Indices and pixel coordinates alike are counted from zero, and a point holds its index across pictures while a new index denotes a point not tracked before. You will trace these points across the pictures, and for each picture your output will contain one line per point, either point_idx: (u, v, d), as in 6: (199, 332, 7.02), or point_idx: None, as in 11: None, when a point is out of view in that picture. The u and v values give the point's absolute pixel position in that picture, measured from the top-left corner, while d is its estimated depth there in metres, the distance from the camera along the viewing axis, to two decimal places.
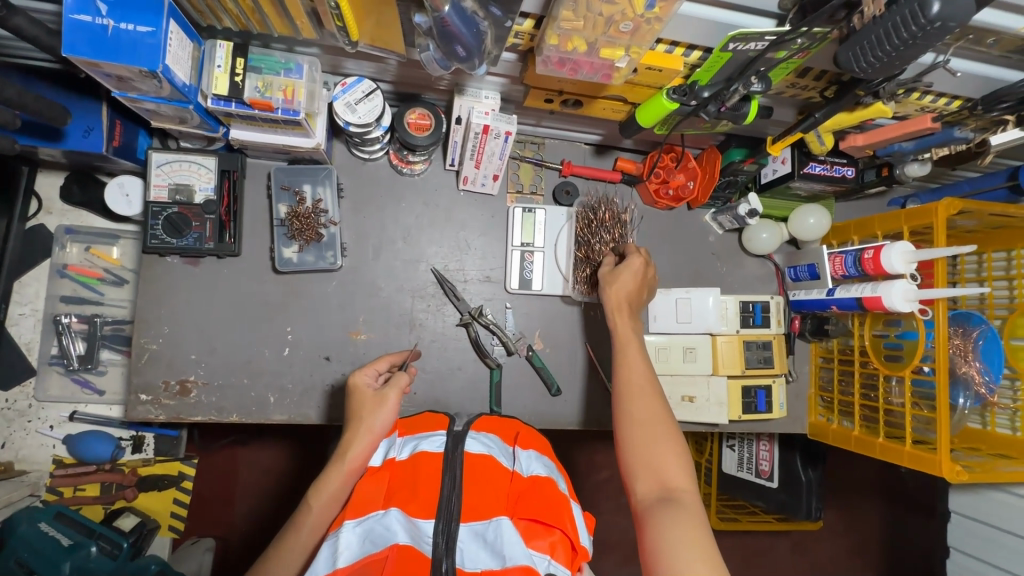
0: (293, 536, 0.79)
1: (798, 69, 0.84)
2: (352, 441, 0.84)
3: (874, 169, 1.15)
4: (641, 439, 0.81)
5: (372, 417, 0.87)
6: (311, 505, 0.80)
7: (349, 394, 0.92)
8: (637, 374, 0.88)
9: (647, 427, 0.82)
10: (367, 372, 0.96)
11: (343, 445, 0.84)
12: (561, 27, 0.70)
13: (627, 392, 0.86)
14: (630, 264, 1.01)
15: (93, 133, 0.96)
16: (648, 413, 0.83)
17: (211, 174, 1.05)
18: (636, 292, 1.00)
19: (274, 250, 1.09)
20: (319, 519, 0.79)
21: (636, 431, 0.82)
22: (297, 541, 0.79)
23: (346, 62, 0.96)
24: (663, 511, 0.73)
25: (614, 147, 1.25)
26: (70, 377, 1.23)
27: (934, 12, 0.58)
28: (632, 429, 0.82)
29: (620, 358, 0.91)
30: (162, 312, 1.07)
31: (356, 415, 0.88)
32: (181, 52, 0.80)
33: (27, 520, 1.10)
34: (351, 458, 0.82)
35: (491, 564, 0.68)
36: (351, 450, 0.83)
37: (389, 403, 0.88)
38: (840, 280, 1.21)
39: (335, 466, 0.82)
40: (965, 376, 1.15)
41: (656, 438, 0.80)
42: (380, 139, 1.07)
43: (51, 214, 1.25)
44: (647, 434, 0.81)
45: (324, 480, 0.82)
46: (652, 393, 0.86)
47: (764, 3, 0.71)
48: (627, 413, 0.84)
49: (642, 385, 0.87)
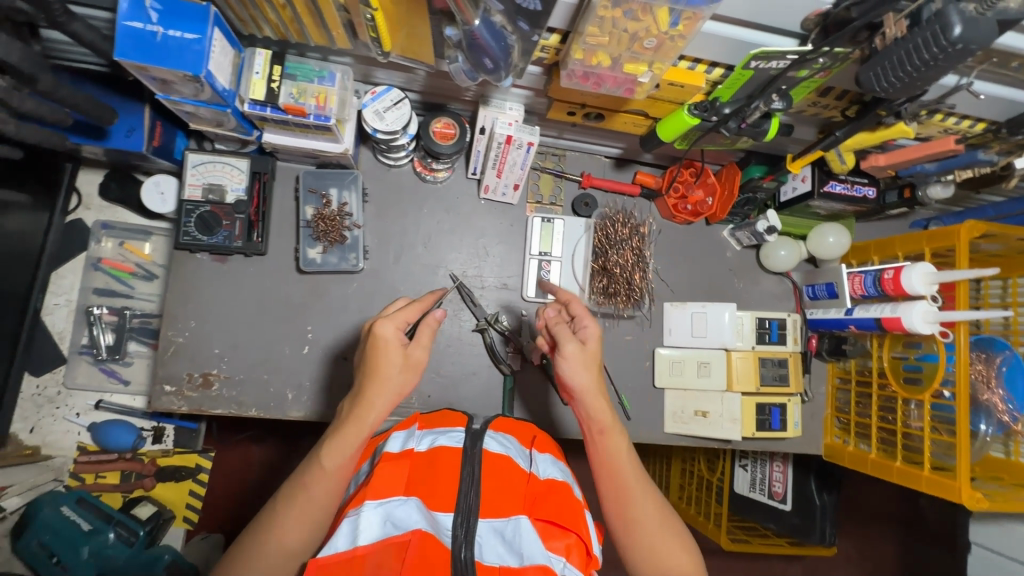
0: (304, 497, 0.76)
1: (820, 88, 0.85)
2: (373, 401, 0.78)
3: (895, 190, 1.14)
4: (654, 547, 0.79)
5: (399, 376, 0.79)
6: (325, 465, 0.76)
7: (372, 343, 0.80)
8: (630, 475, 0.82)
9: (653, 534, 0.80)
10: (395, 318, 0.81)
11: (362, 405, 0.78)
12: (586, 42, 0.72)
13: (627, 499, 0.81)
14: (591, 331, 0.87)
15: (135, 133, 1.01)
16: (655, 521, 0.80)
17: (243, 175, 1.09)
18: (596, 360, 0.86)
19: (299, 250, 1.12)
20: (332, 481, 0.76)
21: (644, 542, 0.79)
22: (307, 503, 0.76)
23: (377, 72, 1.00)
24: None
25: (634, 161, 1.27)
26: (98, 367, 1.28)
27: (956, 34, 0.59)
28: (639, 541, 0.80)
29: (605, 460, 0.84)
30: (190, 306, 1.10)
31: (378, 371, 0.79)
32: (223, 59, 0.84)
33: (50, 504, 1.15)
34: (372, 421, 0.78)
35: (508, 560, 0.70)
36: (373, 409, 0.78)
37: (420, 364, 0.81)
38: (859, 301, 1.20)
39: (354, 426, 0.77)
40: (987, 403, 1.13)
41: (666, 547, 0.79)
42: (406, 147, 1.10)
43: (89, 209, 1.30)
44: (654, 544, 0.79)
45: (340, 438, 0.77)
46: (651, 497, 0.82)
47: (786, 23, 0.72)
48: (631, 522, 0.81)
49: (639, 489, 0.82)
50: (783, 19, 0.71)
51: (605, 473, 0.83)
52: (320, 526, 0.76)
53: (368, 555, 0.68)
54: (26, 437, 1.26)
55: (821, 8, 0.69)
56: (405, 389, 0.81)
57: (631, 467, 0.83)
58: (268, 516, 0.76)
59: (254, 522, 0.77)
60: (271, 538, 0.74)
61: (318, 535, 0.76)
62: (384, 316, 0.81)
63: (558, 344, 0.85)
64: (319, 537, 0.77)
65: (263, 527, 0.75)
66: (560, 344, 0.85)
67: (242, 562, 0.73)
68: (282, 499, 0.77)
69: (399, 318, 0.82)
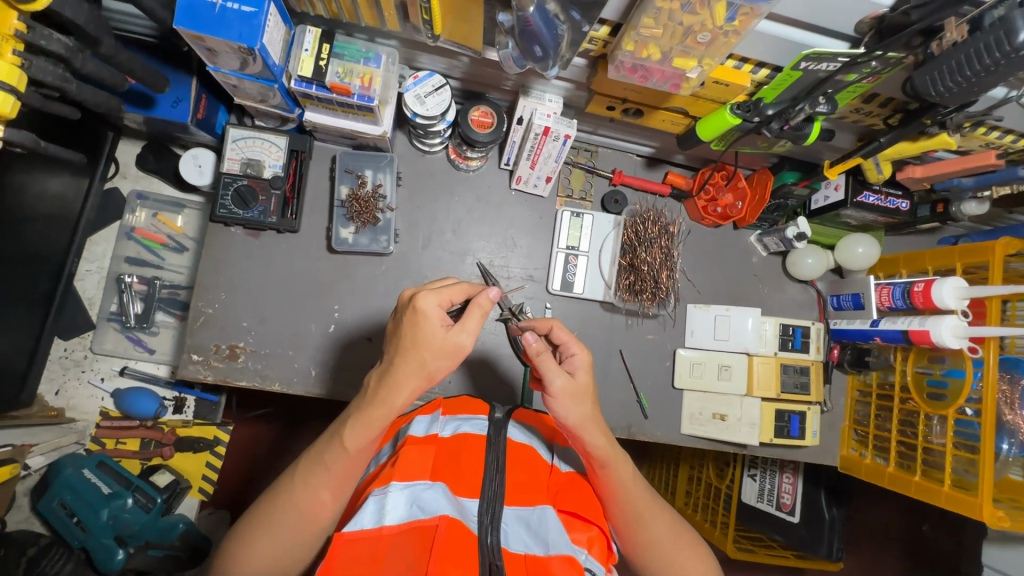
0: (322, 471, 0.75)
1: (865, 94, 0.85)
2: (402, 384, 0.73)
3: (928, 205, 1.14)
4: (670, 557, 0.84)
5: (434, 359, 0.73)
6: (344, 444, 0.74)
7: (411, 318, 0.73)
8: (638, 494, 0.84)
9: (667, 547, 0.84)
10: (439, 296, 0.74)
11: (388, 387, 0.73)
12: (639, 34, 0.73)
13: (636, 516, 0.84)
14: (579, 359, 0.82)
15: (181, 104, 1.04)
16: (665, 534, 0.84)
17: (281, 153, 1.10)
18: (587, 393, 0.81)
19: (331, 229, 1.13)
20: (353, 459, 0.75)
21: (654, 551, 0.84)
22: (323, 476, 0.75)
23: (421, 56, 1.01)
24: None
25: (666, 161, 1.27)
26: (125, 334, 1.32)
27: (1020, 40, 0.61)
28: (651, 551, 0.84)
29: (612, 489, 0.83)
30: (221, 279, 1.12)
31: (412, 350, 0.73)
32: (276, 34, 0.86)
33: (73, 465, 1.20)
34: (398, 405, 0.73)
35: (533, 549, 0.71)
36: (400, 392, 0.73)
37: (464, 351, 0.74)
38: (885, 313, 1.19)
39: (378, 409, 0.73)
40: (1009, 423, 1.09)
41: (683, 557, 0.84)
42: (442, 133, 1.11)
43: (126, 178, 1.35)
44: (669, 556, 0.84)
45: (362, 420, 0.74)
46: (662, 514, 0.85)
47: (840, 25, 0.72)
48: (642, 536, 0.84)
49: (646, 506, 0.84)
50: (838, 20, 0.71)
51: (611, 498, 0.84)
52: (336, 501, 0.76)
53: (392, 536, 0.67)
54: (51, 398, 1.29)
55: (878, 11, 0.69)
56: (437, 375, 0.74)
57: (636, 487, 0.84)
58: (286, 484, 0.77)
59: (272, 486, 0.78)
60: (286, 506, 0.75)
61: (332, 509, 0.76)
62: (427, 290, 0.74)
63: (548, 381, 0.79)
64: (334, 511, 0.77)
65: (279, 496, 0.76)
66: (549, 379, 0.79)
67: (258, 525, 0.75)
68: (300, 471, 0.76)
69: (444, 295, 0.75)
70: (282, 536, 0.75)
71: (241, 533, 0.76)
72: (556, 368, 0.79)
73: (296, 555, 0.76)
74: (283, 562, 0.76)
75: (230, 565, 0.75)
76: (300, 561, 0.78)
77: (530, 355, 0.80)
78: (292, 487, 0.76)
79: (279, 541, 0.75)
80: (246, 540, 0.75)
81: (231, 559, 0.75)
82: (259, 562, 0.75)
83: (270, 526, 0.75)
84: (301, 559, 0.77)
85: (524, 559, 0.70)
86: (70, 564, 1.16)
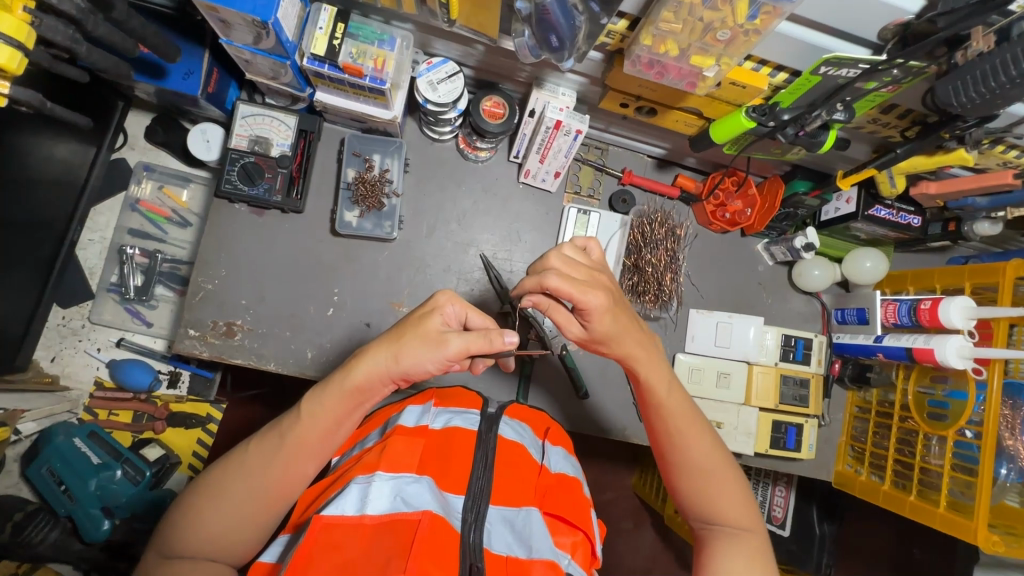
0: (277, 439, 0.75)
1: (883, 104, 0.84)
2: (368, 360, 0.73)
3: (939, 223, 1.13)
4: (702, 479, 0.83)
5: (411, 343, 0.72)
6: (302, 412, 0.75)
7: (422, 305, 0.76)
8: (683, 414, 0.84)
9: (701, 470, 0.83)
10: (454, 304, 0.76)
11: (355, 361, 0.74)
12: (658, 28, 0.72)
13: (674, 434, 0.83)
14: (592, 308, 0.72)
15: (193, 76, 1.04)
16: (707, 458, 0.83)
17: (289, 132, 1.10)
18: (609, 329, 0.75)
19: (336, 212, 1.12)
20: (307, 430, 0.75)
21: (692, 473, 0.83)
22: (277, 445, 0.75)
23: (435, 42, 1.00)
24: (731, 542, 0.80)
25: (676, 164, 1.26)
26: (124, 306, 1.32)
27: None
28: (692, 475, 0.83)
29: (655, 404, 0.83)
30: (222, 255, 1.11)
31: (397, 331, 0.74)
32: (291, 9, 0.86)
33: (64, 433, 1.20)
34: (356, 378, 0.74)
35: (516, 551, 0.69)
36: (363, 366, 0.74)
37: (443, 347, 0.71)
38: (889, 329, 1.17)
39: (338, 380, 0.74)
40: (1009, 449, 1.07)
41: (716, 482, 0.83)
42: (453, 121, 1.10)
43: (133, 150, 1.35)
44: (702, 477, 0.83)
45: (322, 388, 0.75)
46: (702, 438, 0.84)
47: (862, 30, 0.71)
48: (683, 458, 0.84)
49: (687, 427, 0.83)
50: (860, 26, 0.70)
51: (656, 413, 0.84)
52: (286, 478, 0.75)
53: (373, 527, 0.66)
54: (46, 365, 1.29)
55: (903, 17, 0.67)
56: (406, 365, 0.72)
57: (681, 408, 0.84)
58: (241, 453, 0.76)
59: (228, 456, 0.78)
60: (238, 473, 0.74)
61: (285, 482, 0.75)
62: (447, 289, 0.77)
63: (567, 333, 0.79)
64: (287, 485, 0.76)
65: (233, 464, 0.75)
66: (566, 330, 0.78)
67: (209, 493, 0.74)
68: (258, 439, 0.77)
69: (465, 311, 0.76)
70: (231, 505, 0.73)
71: (189, 502, 0.74)
72: (563, 318, 0.77)
73: (243, 530, 0.74)
74: (225, 538, 0.73)
75: (175, 536, 0.73)
76: (242, 542, 0.75)
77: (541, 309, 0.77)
78: (246, 454, 0.76)
79: (226, 511, 0.73)
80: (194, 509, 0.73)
81: (174, 530, 0.73)
82: (204, 533, 0.72)
83: (220, 494, 0.73)
84: (247, 537, 0.75)
85: (506, 560, 0.68)
86: (56, 531, 1.15)
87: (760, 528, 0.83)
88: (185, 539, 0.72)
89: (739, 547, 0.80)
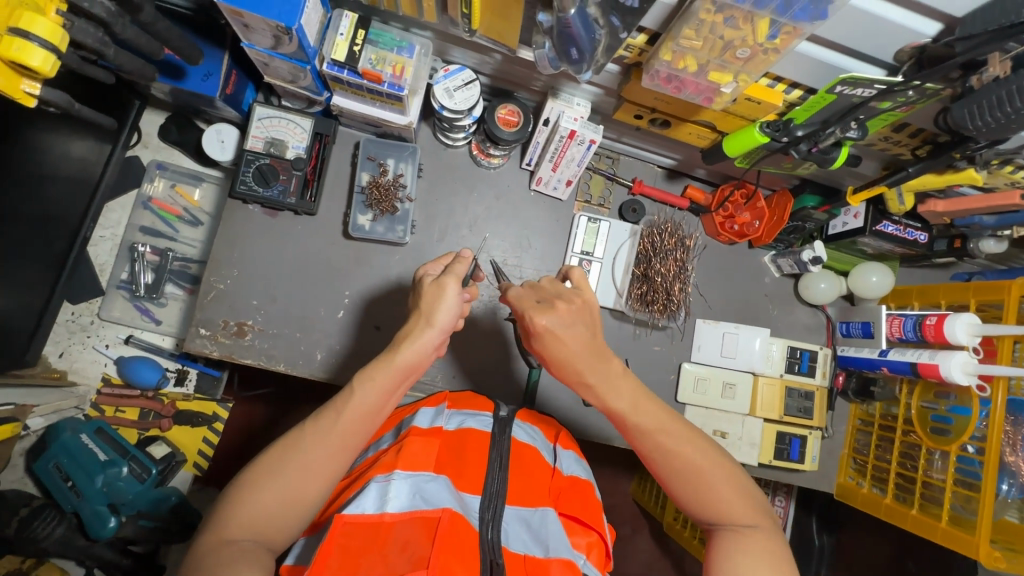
0: (331, 419, 0.73)
1: (896, 123, 0.85)
2: (415, 333, 0.75)
3: (945, 239, 1.13)
4: (697, 479, 0.77)
5: (437, 308, 0.75)
6: (354, 390, 0.74)
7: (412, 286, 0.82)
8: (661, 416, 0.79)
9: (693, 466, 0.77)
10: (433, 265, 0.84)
11: (404, 338, 0.75)
12: (678, 44, 0.73)
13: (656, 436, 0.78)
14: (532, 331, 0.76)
15: (211, 78, 1.05)
16: (701, 455, 0.78)
17: (305, 134, 1.11)
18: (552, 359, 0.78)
19: (349, 215, 1.13)
20: (359, 409, 0.74)
21: (684, 475, 0.78)
22: (331, 425, 0.73)
23: (453, 50, 1.02)
24: (735, 541, 0.73)
25: (686, 174, 1.28)
26: (133, 303, 1.33)
27: None
28: (684, 475, 0.78)
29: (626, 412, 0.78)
30: (234, 255, 1.12)
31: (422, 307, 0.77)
32: (313, 16, 0.87)
33: (71, 429, 1.20)
34: (401, 353, 0.74)
35: (533, 550, 0.70)
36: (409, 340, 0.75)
37: (451, 293, 0.75)
38: (894, 344, 1.18)
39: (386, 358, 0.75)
40: (1010, 465, 1.07)
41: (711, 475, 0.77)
42: (467, 128, 1.11)
43: (147, 148, 1.36)
44: (696, 473, 0.77)
45: (375, 369, 0.75)
46: (682, 435, 0.78)
47: (878, 51, 0.72)
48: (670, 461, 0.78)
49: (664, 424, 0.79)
50: (875, 47, 0.71)
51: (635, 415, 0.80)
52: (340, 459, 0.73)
53: (394, 524, 0.66)
54: (54, 360, 1.30)
55: (919, 41, 0.68)
56: (443, 324, 0.76)
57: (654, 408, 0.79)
58: (296, 437, 0.73)
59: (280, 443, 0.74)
60: (288, 458, 0.71)
61: (339, 467, 0.74)
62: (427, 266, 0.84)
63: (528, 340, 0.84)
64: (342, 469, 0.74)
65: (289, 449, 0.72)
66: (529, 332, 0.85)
67: (261, 476, 0.71)
68: (314, 425, 0.74)
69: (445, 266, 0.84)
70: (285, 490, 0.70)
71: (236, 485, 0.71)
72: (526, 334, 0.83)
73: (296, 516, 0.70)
74: (273, 524, 0.69)
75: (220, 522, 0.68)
76: (286, 530, 0.70)
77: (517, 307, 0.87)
78: (303, 439, 0.73)
79: (275, 494, 0.69)
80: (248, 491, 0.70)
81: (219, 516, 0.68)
82: (253, 518, 0.68)
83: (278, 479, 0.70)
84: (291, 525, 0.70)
85: (523, 559, 0.69)
86: (61, 527, 1.15)
87: (767, 521, 0.76)
88: (228, 526, 0.67)
89: (745, 544, 0.73)
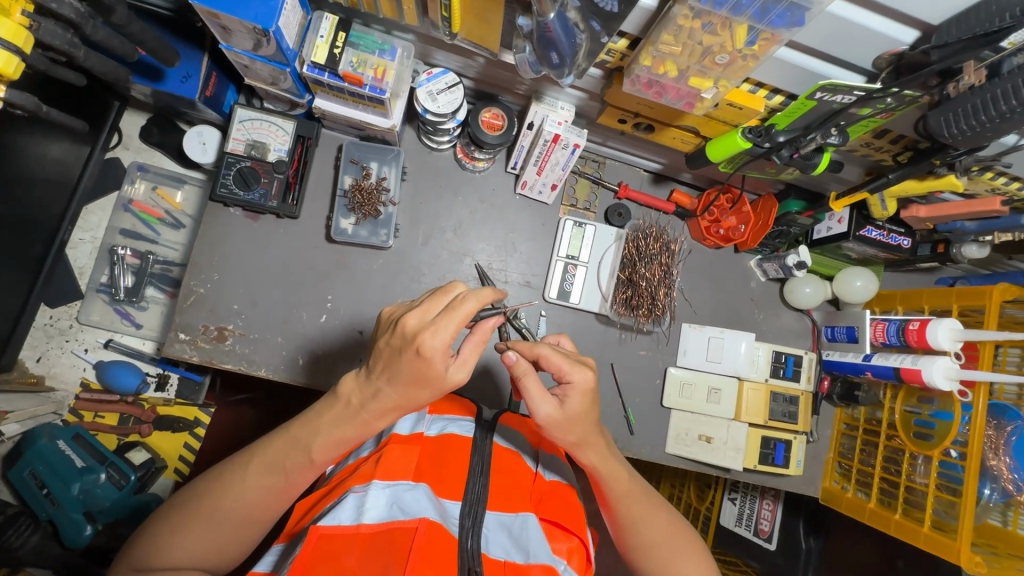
0: (271, 468, 0.73)
1: (877, 129, 0.85)
2: (380, 396, 0.69)
3: (928, 244, 1.14)
4: (661, 554, 0.84)
5: (424, 393, 0.67)
6: (300, 441, 0.72)
7: (410, 348, 0.64)
8: (635, 496, 0.86)
9: (657, 545, 0.84)
10: (442, 335, 0.63)
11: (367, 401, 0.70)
12: (658, 50, 0.73)
13: (627, 513, 0.85)
14: (574, 385, 0.77)
15: (191, 80, 1.04)
16: (662, 532, 0.85)
17: (287, 137, 1.09)
18: (574, 417, 0.78)
19: (332, 219, 1.12)
20: (302, 456, 0.72)
21: (650, 553, 0.84)
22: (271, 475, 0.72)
23: (436, 53, 1.01)
24: None
25: (672, 179, 1.27)
26: (113, 307, 1.31)
27: (1011, 104, 0.65)
28: (649, 554, 0.84)
29: (601, 486, 0.85)
30: (215, 259, 1.10)
31: (404, 378, 0.66)
32: (293, 18, 0.86)
33: (48, 435, 1.18)
34: (373, 425, 0.72)
35: (513, 556, 0.70)
36: (373, 401, 0.69)
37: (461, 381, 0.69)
38: (879, 348, 1.17)
39: (338, 402, 0.72)
40: (992, 469, 1.06)
41: (675, 549, 0.84)
42: (451, 132, 1.10)
43: (128, 150, 1.34)
44: (661, 551, 0.84)
45: (328, 420, 0.72)
46: (651, 514, 0.85)
47: (857, 58, 0.72)
48: (637, 538, 0.85)
49: (633, 504, 0.85)
50: (854, 54, 0.71)
51: (607, 495, 0.85)
52: (278, 503, 0.74)
53: (370, 536, 0.65)
54: (31, 365, 1.28)
55: (897, 48, 0.68)
56: (414, 406, 0.71)
57: (625, 487, 0.85)
58: (239, 468, 0.73)
59: (221, 467, 0.75)
60: (223, 500, 0.71)
61: (277, 508, 0.75)
62: (431, 324, 0.63)
63: (533, 407, 0.77)
64: (282, 503, 0.75)
65: (230, 483, 0.72)
66: (534, 406, 0.77)
67: (195, 514, 0.71)
68: (260, 460, 0.73)
69: (452, 332, 0.63)
70: (219, 522, 0.72)
71: (173, 518, 0.72)
72: (543, 395, 0.77)
73: (228, 546, 0.73)
74: (207, 559, 0.72)
75: (154, 544, 0.71)
76: (224, 559, 0.74)
77: (516, 374, 0.76)
78: (247, 473, 0.72)
79: (210, 535, 0.72)
80: (185, 519, 0.71)
81: (153, 546, 0.70)
82: (183, 555, 0.70)
83: (212, 515, 0.71)
84: (226, 554, 0.74)
85: (503, 565, 0.68)
86: (36, 536, 1.15)
87: None
88: (158, 561, 0.69)
89: None
